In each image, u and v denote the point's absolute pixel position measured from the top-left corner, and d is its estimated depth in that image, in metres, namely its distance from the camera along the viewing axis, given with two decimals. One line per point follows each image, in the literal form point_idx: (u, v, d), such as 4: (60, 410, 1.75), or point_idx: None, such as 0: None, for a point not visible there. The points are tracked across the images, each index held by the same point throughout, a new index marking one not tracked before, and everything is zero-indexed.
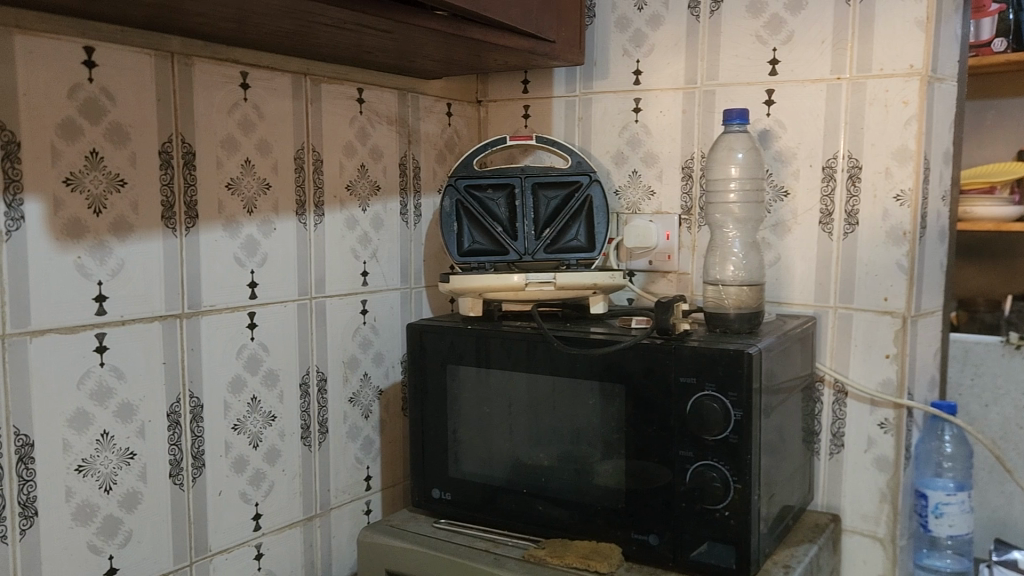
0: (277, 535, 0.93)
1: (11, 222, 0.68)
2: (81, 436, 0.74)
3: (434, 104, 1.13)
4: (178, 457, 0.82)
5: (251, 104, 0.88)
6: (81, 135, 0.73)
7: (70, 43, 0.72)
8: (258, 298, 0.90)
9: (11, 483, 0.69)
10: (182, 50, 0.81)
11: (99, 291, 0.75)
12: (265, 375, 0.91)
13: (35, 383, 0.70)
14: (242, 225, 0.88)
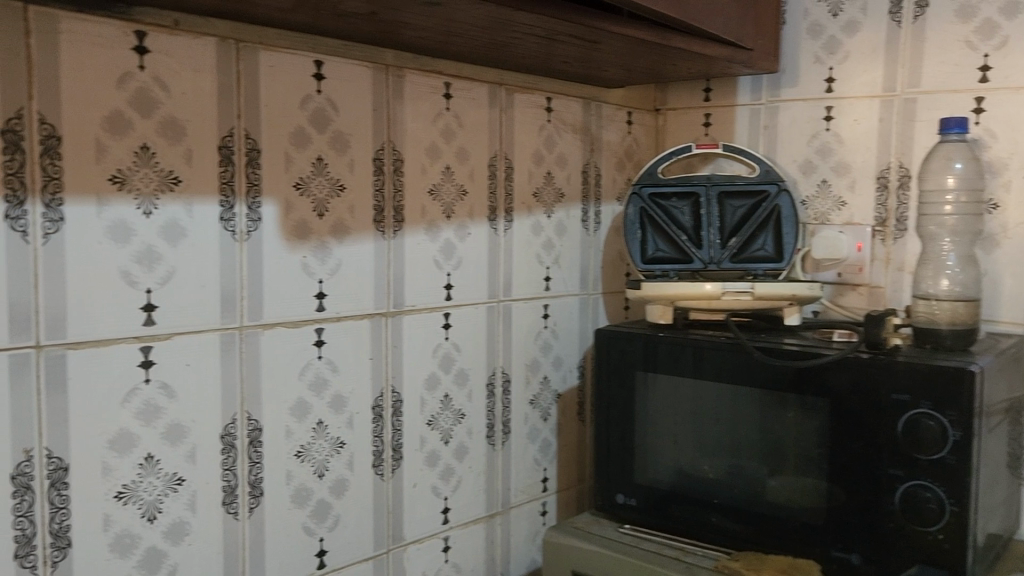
0: (463, 530, 0.96)
1: (251, 223, 0.74)
2: (301, 424, 0.79)
3: (616, 112, 1.14)
4: (380, 448, 0.86)
5: (452, 113, 0.92)
6: (309, 143, 0.78)
7: (302, 58, 0.77)
8: (453, 299, 0.93)
9: (243, 464, 0.74)
10: (395, 62, 0.85)
11: (319, 289, 0.80)
12: (457, 374, 0.94)
13: (265, 372, 0.76)
14: (441, 229, 0.91)
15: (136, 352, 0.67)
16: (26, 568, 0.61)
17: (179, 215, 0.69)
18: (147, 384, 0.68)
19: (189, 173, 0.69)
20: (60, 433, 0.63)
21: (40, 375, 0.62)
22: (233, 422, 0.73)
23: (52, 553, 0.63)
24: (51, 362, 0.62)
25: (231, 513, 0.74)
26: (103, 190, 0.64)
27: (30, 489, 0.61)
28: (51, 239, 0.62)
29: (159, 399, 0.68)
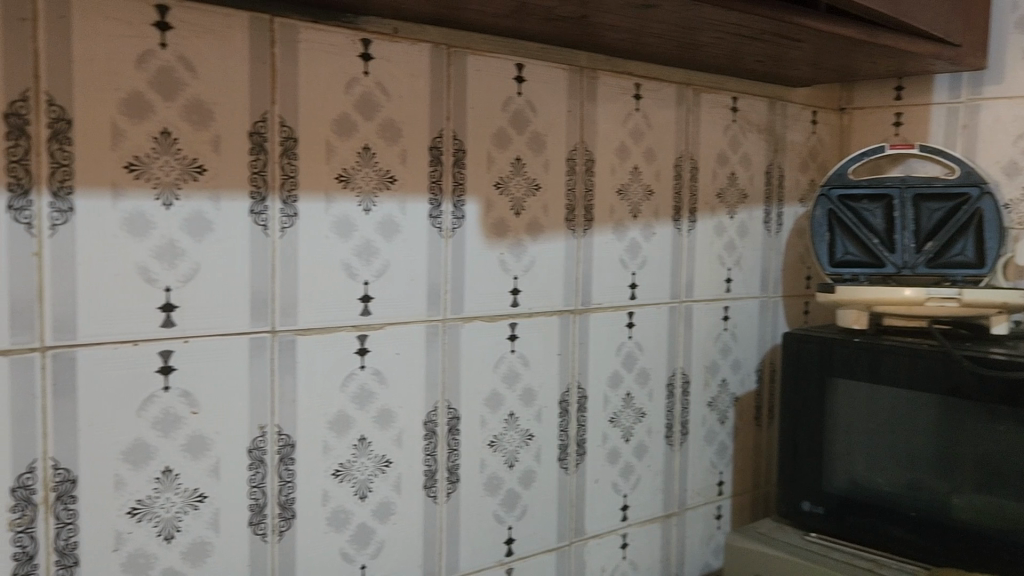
0: (641, 528, 0.96)
1: (455, 220, 0.77)
2: (495, 415, 0.82)
3: (801, 111, 1.12)
4: (565, 442, 0.88)
5: (642, 113, 0.92)
6: (509, 143, 0.80)
7: (506, 61, 0.80)
8: (637, 299, 0.94)
9: (443, 450, 0.78)
10: (589, 64, 0.87)
11: (514, 286, 0.82)
12: (639, 373, 0.95)
13: (464, 363, 0.79)
14: (628, 228, 0.92)
15: (353, 340, 0.71)
16: (258, 534, 0.67)
17: (393, 213, 0.73)
18: (363, 370, 0.72)
19: (404, 171, 0.73)
20: (289, 412, 0.68)
21: (273, 357, 0.67)
22: (435, 410, 0.77)
23: (280, 523, 0.68)
24: (283, 345, 0.67)
25: (430, 496, 0.77)
26: (331, 189, 0.69)
27: (262, 463, 0.67)
28: (287, 232, 0.67)
29: (372, 385, 0.73)
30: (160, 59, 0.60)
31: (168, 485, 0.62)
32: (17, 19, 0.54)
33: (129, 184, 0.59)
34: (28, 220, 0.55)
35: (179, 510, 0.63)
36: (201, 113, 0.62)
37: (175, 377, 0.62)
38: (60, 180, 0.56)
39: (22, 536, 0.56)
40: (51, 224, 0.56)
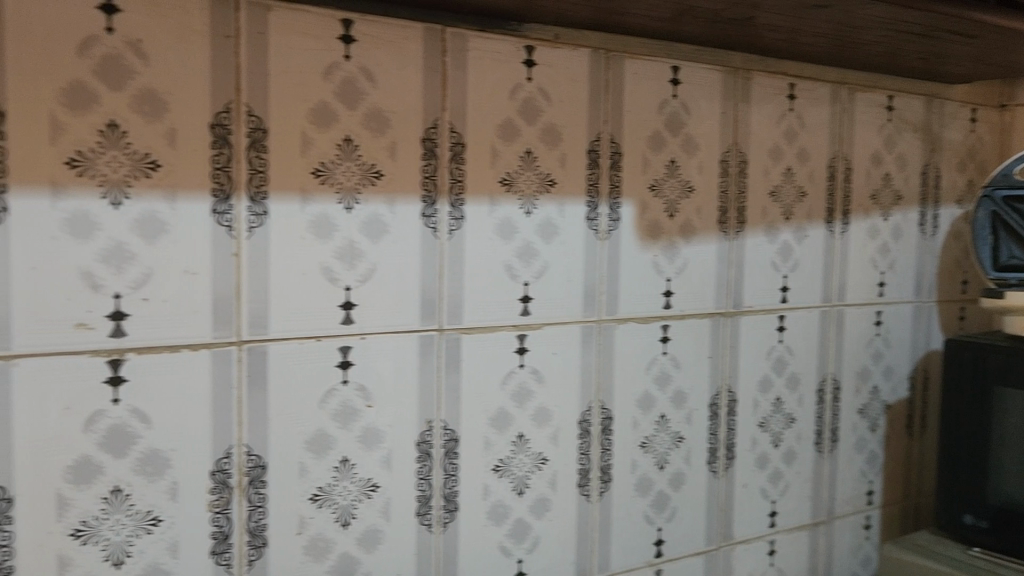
0: (789, 535, 0.95)
1: (612, 222, 0.78)
2: (646, 416, 0.82)
3: (959, 109, 1.07)
4: (714, 445, 0.88)
5: (796, 114, 0.90)
6: (664, 146, 0.81)
7: (661, 64, 0.80)
8: (788, 302, 0.92)
9: (596, 450, 0.79)
10: (743, 65, 0.86)
11: (667, 288, 0.82)
12: (789, 378, 0.93)
13: (617, 364, 0.80)
14: (780, 231, 0.90)
15: (514, 339, 0.73)
16: (424, 525, 0.70)
17: (553, 216, 0.74)
18: (522, 369, 0.74)
19: (564, 175, 0.75)
20: (454, 408, 0.70)
21: (440, 355, 0.69)
22: (589, 410, 0.78)
23: (444, 515, 0.70)
24: (450, 344, 0.70)
25: (584, 495, 0.78)
26: (495, 192, 0.71)
27: (429, 456, 0.69)
28: (455, 234, 0.69)
29: (530, 383, 0.74)
30: (344, 70, 0.63)
31: (345, 474, 0.65)
32: (222, 36, 0.58)
33: (316, 189, 0.62)
34: (229, 223, 0.60)
35: (355, 498, 0.66)
36: (379, 120, 0.65)
37: (352, 371, 0.65)
38: (257, 185, 0.60)
39: (219, 517, 0.61)
40: (249, 227, 0.60)
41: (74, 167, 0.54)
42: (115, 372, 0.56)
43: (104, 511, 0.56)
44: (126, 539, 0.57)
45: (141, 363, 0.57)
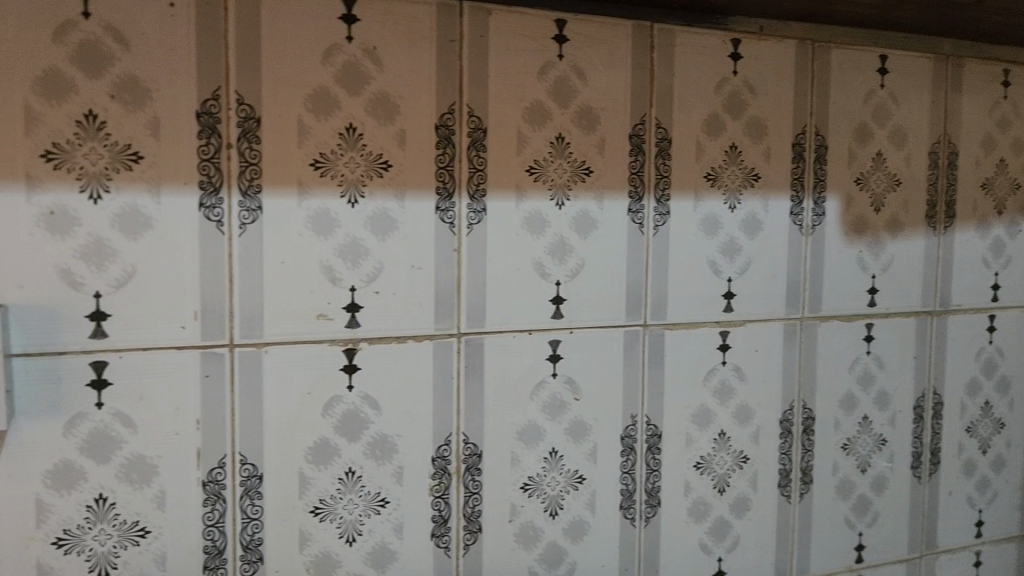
0: (997, 546, 0.89)
1: (816, 217, 0.75)
2: (849, 417, 0.79)
3: None
4: (919, 449, 0.83)
5: (1010, 102, 0.84)
6: (871, 138, 0.77)
7: (869, 53, 0.76)
8: (999, 301, 0.85)
9: (797, 450, 0.77)
10: (954, 51, 0.81)
11: (872, 285, 0.78)
12: (999, 381, 0.86)
13: (820, 364, 0.76)
14: (992, 225, 0.84)
15: (716, 335, 0.72)
16: (628, 518, 0.70)
17: (757, 211, 0.72)
18: (724, 366, 0.72)
19: (769, 169, 0.72)
20: (657, 404, 0.70)
21: (645, 351, 0.69)
22: (791, 409, 0.76)
23: (646, 509, 0.70)
24: (654, 340, 0.69)
25: (784, 495, 0.76)
26: (700, 188, 0.70)
27: (633, 450, 0.69)
28: (659, 231, 0.68)
29: (732, 381, 0.73)
30: (557, 70, 0.64)
31: (554, 465, 0.67)
32: (448, 41, 0.60)
33: (530, 186, 0.64)
34: (451, 220, 0.62)
35: (563, 488, 0.67)
36: (590, 118, 0.65)
37: (561, 365, 0.66)
38: (476, 183, 0.62)
39: (439, 501, 0.63)
40: (469, 223, 0.62)
41: (317, 168, 0.58)
42: (350, 361, 0.60)
43: (338, 491, 0.60)
44: (357, 518, 0.61)
45: (372, 353, 0.60)
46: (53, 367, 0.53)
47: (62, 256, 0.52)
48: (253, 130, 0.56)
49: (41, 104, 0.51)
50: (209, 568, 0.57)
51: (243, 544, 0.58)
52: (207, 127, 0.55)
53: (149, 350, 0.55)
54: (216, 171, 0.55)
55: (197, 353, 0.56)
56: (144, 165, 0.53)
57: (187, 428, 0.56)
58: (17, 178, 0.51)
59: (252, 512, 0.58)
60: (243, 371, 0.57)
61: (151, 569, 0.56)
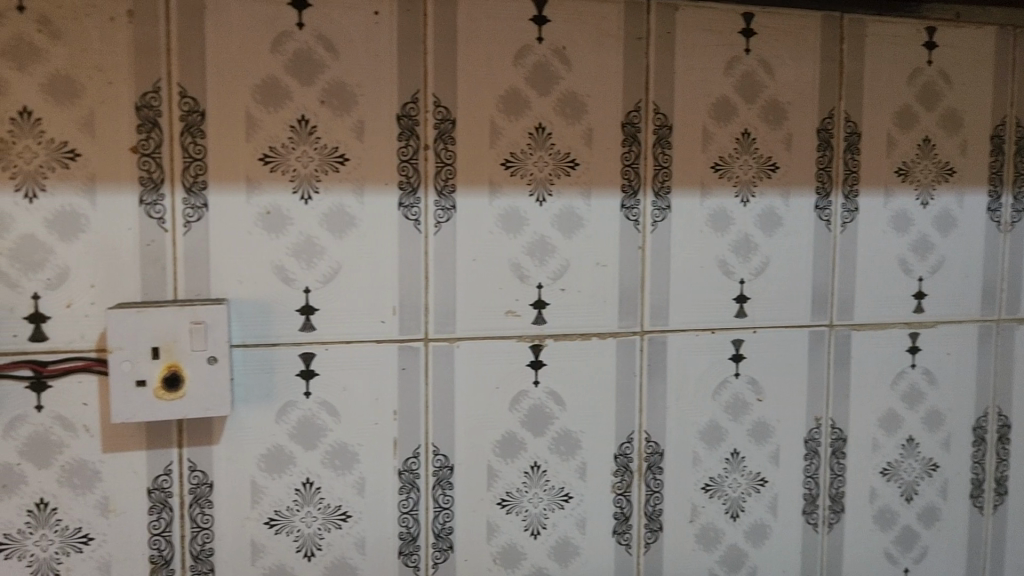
0: None
1: (1016, 213, 0.70)
2: None
3: None
4: None
5: None
6: None
7: None
8: None
9: (992, 459, 0.72)
10: None
11: None
12: None
13: (1019, 369, 0.72)
14: None
15: (905, 337, 0.69)
16: (810, 524, 0.68)
17: (951, 207, 0.69)
18: (913, 369, 0.69)
19: (965, 162, 0.69)
20: (842, 407, 0.68)
21: (830, 352, 0.67)
22: (985, 415, 0.71)
23: (830, 515, 0.68)
24: (839, 341, 0.67)
25: (977, 506, 0.72)
26: (891, 183, 0.67)
27: (817, 454, 0.67)
28: (847, 228, 0.66)
29: (922, 385, 0.70)
30: (744, 64, 0.63)
31: (736, 466, 0.66)
32: (635, 39, 0.61)
33: (715, 183, 0.63)
34: (636, 218, 0.62)
35: (745, 491, 0.66)
36: (777, 113, 0.64)
37: (744, 365, 0.65)
38: (662, 181, 0.62)
39: (621, 498, 0.63)
40: (653, 221, 0.62)
41: (508, 167, 0.59)
42: (536, 357, 0.61)
43: (524, 484, 0.61)
44: (542, 511, 0.62)
45: (558, 349, 0.61)
46: (267, 358, 0.56)
47: (278, 255, 0.56)
48: (448, 132, 0.58)
49: (261, 111, 0.55)
50: (403, 553, 0.60)
51: (435, 533, 0.60)
52: (407, 129, 0.57)
53: (351, 343, 0.57)
54: (414, 171, 0.57)
55: (394, 346, 0.58)
56: (349, 167, 0.56)
57: (385, 418, 0.58)
58: (238, 181, 0.55)
59: (444, 501, 0.60)
60: (437, 365, 0.59)
61: (351, 551, 0.59)
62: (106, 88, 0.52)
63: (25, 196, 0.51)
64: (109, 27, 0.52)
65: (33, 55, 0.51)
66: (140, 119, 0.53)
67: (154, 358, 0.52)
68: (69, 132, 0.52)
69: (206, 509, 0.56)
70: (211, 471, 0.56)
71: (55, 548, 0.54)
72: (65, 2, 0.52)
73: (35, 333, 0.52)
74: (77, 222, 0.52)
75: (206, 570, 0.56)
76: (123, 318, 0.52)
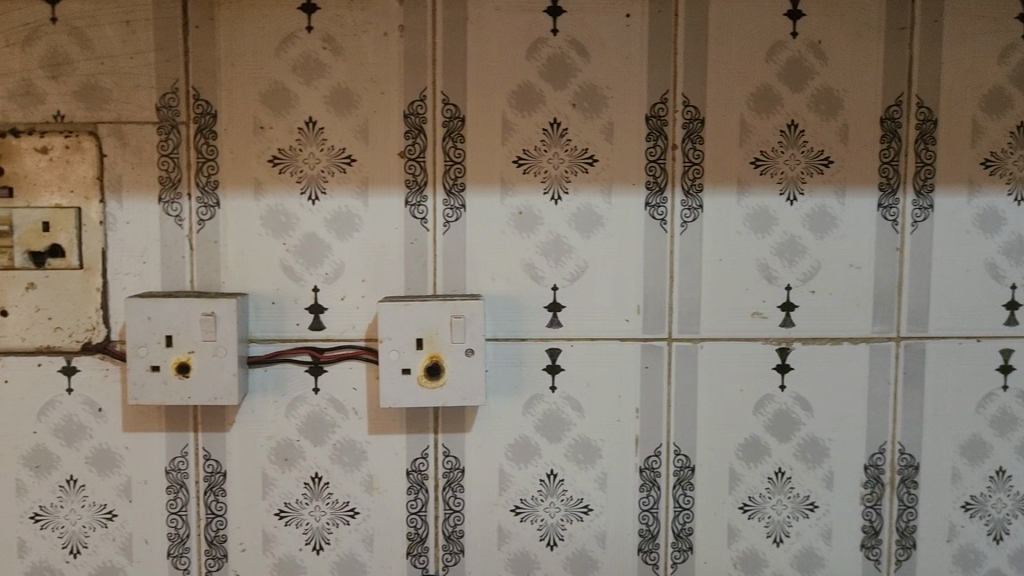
0: None
1: None
2: None
3: None
4: None
5: None
6: None
7: None
8: None
9: None
10: None
11: None
12: None
13: None
14: None
15: None
16: None
17: None
18: None
19: None
20: None
21: None
22: None
23: None
24: None
25: None
26: None
27: None
28: None
29: None
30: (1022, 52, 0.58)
31: (1001, 486, 0.61)
32: (898, 29, 0.58)
33: (984, 180, 0.59)
34: (895, 217, 0.58)
35: (1011, 512, 0.61)
36: None
37: (1014, 377, 0.60)
38: (924, 178, 0.58)
39: (870, 511, 0.60)
40: (913, 221, 0.58)
41: (757, 166, 0.58)
42: (783, 360, 0.59)
43: (768, 490, 0.60)
44: (786, 519, 0.60)
45: (806, 353, 0.59)
46: (517, 353, 0.58)
47: (528, 253, 0.58)
48: (697, 131, 0.57)
49: (516, 115, 0.57)
50: (643, 550, 0.60)
51: (675, 532, 0.60)
52: (655, 129, 0.57)
53: (597, 340, 0.58)
54: (661, 171, 0.57)
55: (638, 344, 0.58)
56: (597, 168, 0.57)
57: (627, 416, 0.59)
58: (493, 182, 0.57)
59: (684, 502, 0.59)
60: (680, 365, 0.58)
61: (592, 545, 0.60)
62: (378, 98, 0.57)
63: (310, 197, 0.57)
64: (383, 42, 0.57)
65: (319, 71, 0.57)
66: (407, 126, 0.57)
67: (418, 348, 0.55)
68: (347, 140, 0.57)
69: (458, 494, 0.59)
70: (463, 457, 0.59)
71: (326, 518, 0.59)
72: (347, 21, 0.57)
73: (315, 322, 0.58)
74: (351, 221, 0.58)
75: (457, 551, 0.59)
76: (392, 311, 0.54)
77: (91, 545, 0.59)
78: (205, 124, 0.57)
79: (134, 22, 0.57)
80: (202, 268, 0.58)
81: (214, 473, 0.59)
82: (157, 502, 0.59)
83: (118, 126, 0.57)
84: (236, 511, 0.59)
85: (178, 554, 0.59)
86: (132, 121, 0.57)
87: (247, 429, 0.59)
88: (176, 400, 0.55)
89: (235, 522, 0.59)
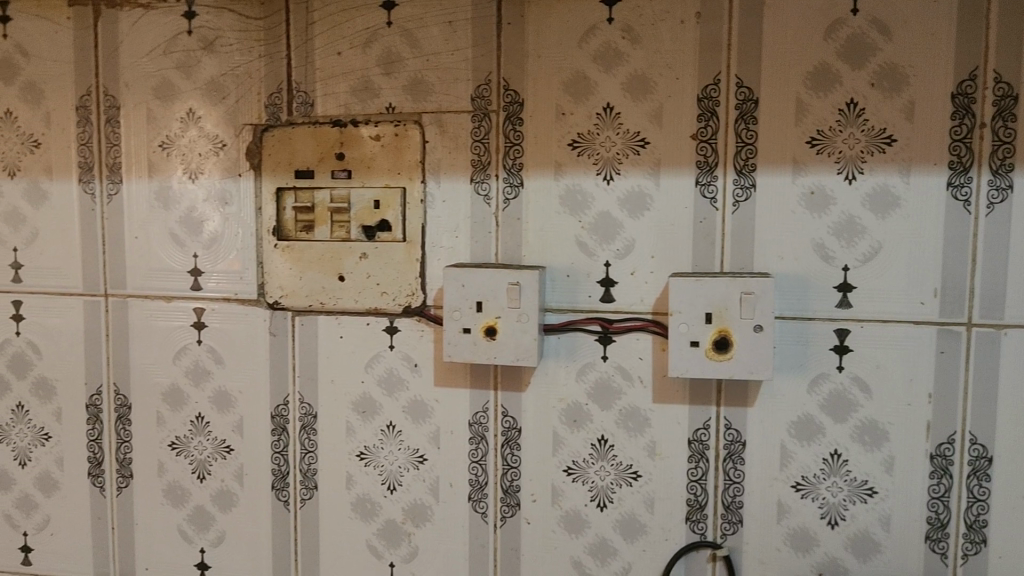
0: None
1: None
2: None
3: None
4: None
5: None
6: None
7: None
8: None
9: None
10: None
11: None
12: None
13: None
14: None
15: None
16: None
17: None
18: None
19: None
20: None
21: None
22: None
23: None
24: None
25: None
26: None
27: None
28: None
29: None
30: None
31: None
32: None
33: None
34: None
35: None
36: None
37: None
38: None
39: None
40: None
41: None
42: None
43: None
44: None
45: None
46: (803, 332, 0.59)
47: (819, 232, 0.58)
48: (1009, 108, 0.55)
49: (811, 97, 0.58)
50: (931, 539, 0.58)
51: (967, 523, 0.58)
52: (962, 107, 0.56)
53: (889, 322, 0.58)
54: (967, 150, 0.56)
55: (934, 328, 0.57)
56: (896, 148, 0.57)
57: (919, 400, 0.58)
58: (785, 163, 0.58)
59: (979, 493, 0.57)
60: (980, 351, 0.57)
61: (876, 528, 0.59)
62: (674, 83, 0.60)
63: (605, 177, 0.62)
64: (680, 30, 0.59)
65: (618, 60, 0.61)
66: (701, 109, 0.59)
67: (707, 323, 0.57)
68: (642, 124, 0.61)
69: (738, 466, 0.61)
70: (745, 431, 0.61)
71: (611, 479, 0.64)
72: (647, 11, 0.60)
73: (606, 295, 0.62)
74: (643, 200, 0.61)
75: (736, 521, 0.61)
76: (684, 285, 0.57)
77: (405, 483, 0.68)
78: (513, 111, 0.63)
79: (456, 22, 0.63)
80: (506, 242, 0.64)
81: (511, 428, 0.65)
82: (461, 451, 0.66)
83: (439, 115, 0.64)
84: (529, 465, 0.65)
85: (478, 498, 0.66)
86: (450, 111, 0.64)
87: (541, 391, 0.64)
88: (484, 359, 0.62)
89: (528, 474, 0.65)
